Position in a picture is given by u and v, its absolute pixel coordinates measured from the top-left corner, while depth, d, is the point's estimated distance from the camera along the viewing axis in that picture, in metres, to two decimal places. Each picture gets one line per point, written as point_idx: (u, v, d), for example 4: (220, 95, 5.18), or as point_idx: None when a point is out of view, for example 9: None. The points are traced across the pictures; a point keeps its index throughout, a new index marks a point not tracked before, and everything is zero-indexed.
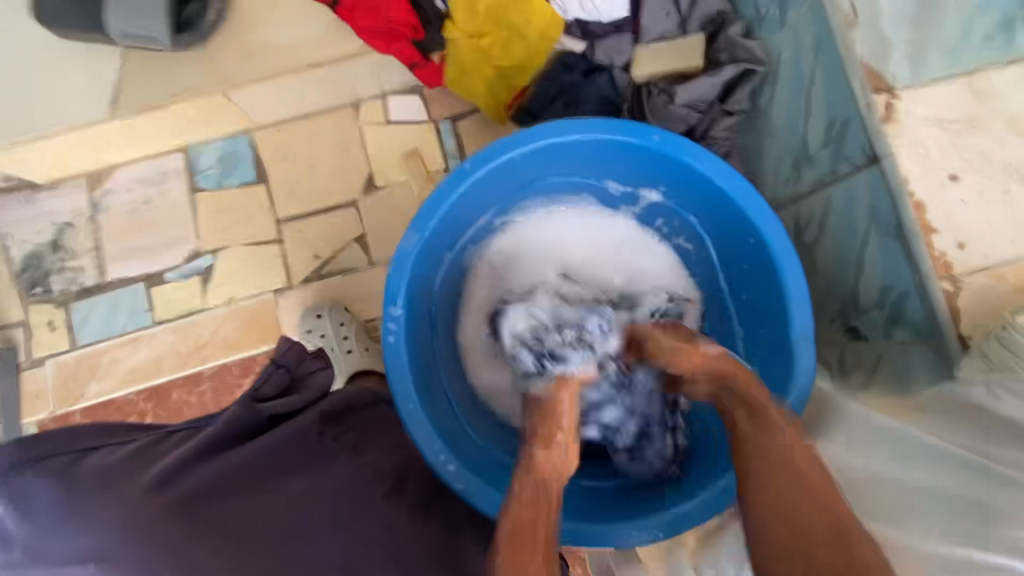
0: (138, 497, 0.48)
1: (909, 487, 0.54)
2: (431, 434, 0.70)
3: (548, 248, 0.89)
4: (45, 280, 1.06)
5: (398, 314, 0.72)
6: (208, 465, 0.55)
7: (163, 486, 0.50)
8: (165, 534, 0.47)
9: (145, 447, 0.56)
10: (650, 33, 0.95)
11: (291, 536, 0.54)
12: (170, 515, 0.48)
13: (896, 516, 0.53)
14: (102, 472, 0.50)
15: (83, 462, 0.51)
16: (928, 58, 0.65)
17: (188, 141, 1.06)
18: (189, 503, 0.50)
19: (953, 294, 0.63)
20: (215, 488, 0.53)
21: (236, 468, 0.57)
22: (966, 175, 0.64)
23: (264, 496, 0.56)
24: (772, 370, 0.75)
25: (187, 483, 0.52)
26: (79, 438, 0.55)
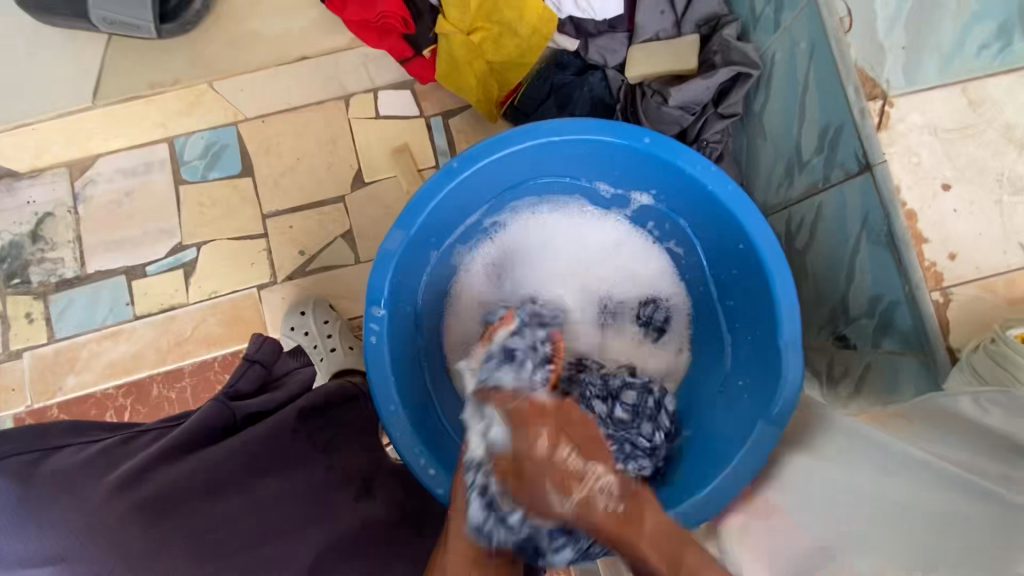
0: (104, 500, 0.46)
1: (897, 503, 0.52)
2: (412, 436, 0.69)
3: (533, 256, 0.88)
4: (23, 271, 1.04)
5: (380, 314, 0.71)
6: (179, 466, 0.54)
7: (131, 488, 0.49)
8: (129, 537, 0.46)
9: (114, 444, 0.54)
10: (644, 32, 0.94)
11: (265, 537, 0.53)
12: (138, 518, 0.47)
13: (884, 534, 0.51)
14: (67, 470, 0.48)
15: (49, 458, 0.49)
16: (923, 65, 0.64)
17: (173, 131, 1.04)
18: (157, 505, 0.49)
19: (943, 305, 0.62)
20: (183, 490, 0.51)
21: (208, 469, 0.55)
22: (959, 185, 0.63)
23: (238, 498, 0.55)
24: (759, 378, 0.74)
25: (156, 484, 0.50)
26: (50, 428, 0.52)
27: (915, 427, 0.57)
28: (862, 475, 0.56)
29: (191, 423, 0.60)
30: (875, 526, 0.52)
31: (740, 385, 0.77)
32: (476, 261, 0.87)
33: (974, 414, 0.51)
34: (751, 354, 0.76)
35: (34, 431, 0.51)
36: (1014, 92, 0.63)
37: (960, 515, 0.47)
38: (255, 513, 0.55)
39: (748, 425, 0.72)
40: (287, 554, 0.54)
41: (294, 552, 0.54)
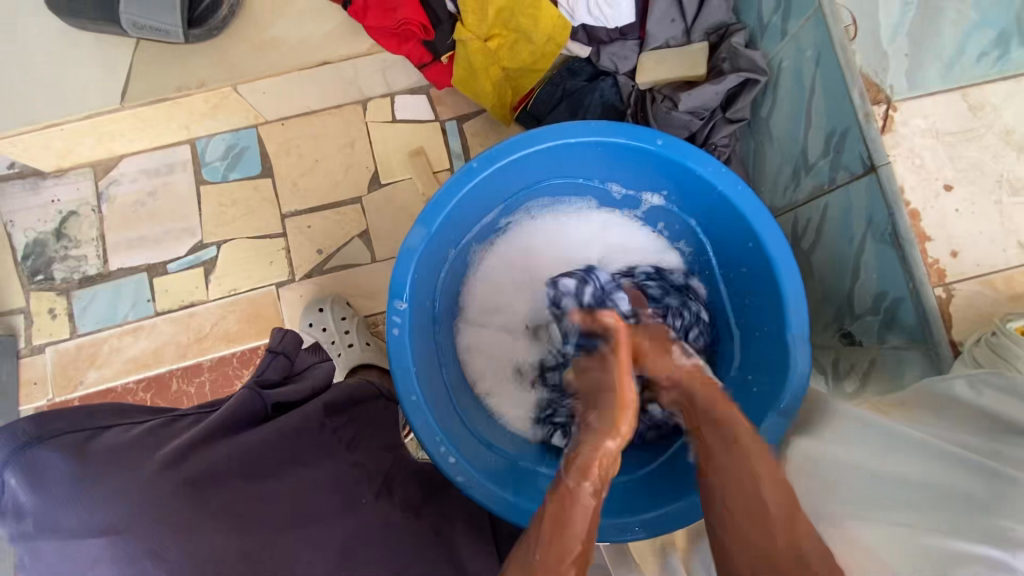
0: (152, 476, 0.49)
1: (888, 478, 0.55)
2: (432, 426, 0.71)
3: (534, 253, 0.89)
4: (47, 268, 1.07)
5: (402, 308, 0.73)
6: (218, 448, 0.56)
7: (177, 465, 0.51)
8: (176, 512, 0.48)
9: (160, 425, 0.57)
10: (655, 40, 0.97)
11: (295, 519, 0.55)
12: (182, 494, 0.49)
13: (880, 508, 0.54)
14: (116, 450, 0.50)
15: (98, 438, 0.51)
16: (926, 70, 0.67)
17: (196, 133, 1.08)
18: (198, 484, 0.51)
19: (946, 300, 0.65)
20: (223, 470, 0.54)
21: (245, 452, 0.57)
22: (960, 186, 0.66)
23: (271, 482, 0.57)
24: (767, 372, 0.76)
25: (199, 464, 0.52)
26: (97, 414, 0.55)
27: (911, 410, 0.60)
28: (862, 456, 0.59)
29: (228, 407, 0.62)
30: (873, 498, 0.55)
31: (749, 380, 0.79)
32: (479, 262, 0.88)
33: (969, 397, 0.54)
34: (760, 350, 0.79)
35: (84, 416, 0.53)
36: (1012, 97, 0.66)
37: (960, 492, 0.49)
38: (288, 496, 0.57)
39: (756, 417, 0.75)
40: (316, 536, 0.56)
41: (325, 534, 0.57)
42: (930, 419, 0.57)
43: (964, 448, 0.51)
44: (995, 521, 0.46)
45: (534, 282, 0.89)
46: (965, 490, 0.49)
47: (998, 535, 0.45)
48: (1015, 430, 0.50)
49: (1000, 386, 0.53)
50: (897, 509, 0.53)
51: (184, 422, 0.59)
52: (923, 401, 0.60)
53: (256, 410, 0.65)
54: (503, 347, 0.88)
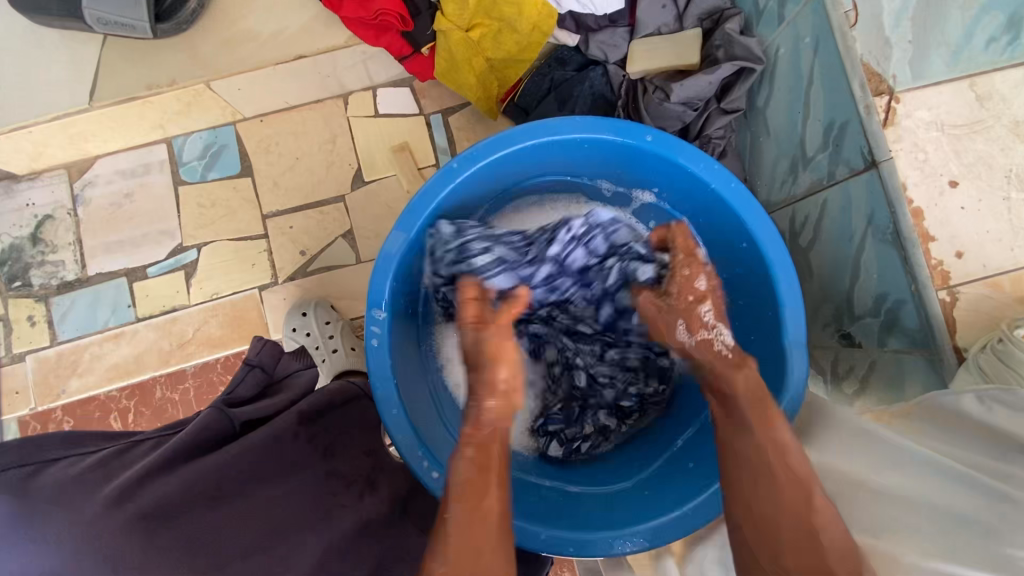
0: (99, 513, 0.45)
1: (902, 501, 0.54)
2: (414, 439, 0.69)
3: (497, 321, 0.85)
4: (24, 274, 1.04)
5: (381, 317, 0.70)
6: (173, 477, 0.52)
7: (122, 500, 0.47)
8: (128, 549, 0.45)
9: (112, 456, 0.53)
10: (645, 27, 0.92)
11: (257, 545, 0.54)
12: (130, 532, 0.46)
13: (886, 530, 0.53)
14: (58, 486, 0.46)
15: (41, 473, 0.47)
16: (930, 55, 0.63)
17: (171, 131, 1.04)
18: (151, 518, 0.48)
19: (950, 304, 0.61)
20: (180, 500, 0.51)
21: (202, 477, 0.54)
22: (966, 182, 0.62)
23: (231, 507, 0.54)
24: (764, 379, 0.73)
25: (152, 496, 0.49)
26: (45, 443, 0.50)
27: (921, 426, 0.59)
28: (873, 473, 0.58)
29: (187, 431, 0.59)
30: (881, 519, 0.54)
31: None
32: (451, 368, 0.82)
33: (977, 413, 0.52)
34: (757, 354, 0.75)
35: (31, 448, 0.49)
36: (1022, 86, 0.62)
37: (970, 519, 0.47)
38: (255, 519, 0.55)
39: None
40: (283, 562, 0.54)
41: (287, 560, 0.55)
42: (938, 437, 0.56)
43: (972, 467, 0.50)
44: (999, 546, 0.44)
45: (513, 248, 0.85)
46: (973, 515, 0.47)
47: (1001, 562, 0.43)
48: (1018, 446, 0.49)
49: (1005, 401, 0.51)
50: (906, 534, 0.51)
51: (140, 449, 0.56)
52: (928, 415, 0.58)
53: (221, 432, 0.62)
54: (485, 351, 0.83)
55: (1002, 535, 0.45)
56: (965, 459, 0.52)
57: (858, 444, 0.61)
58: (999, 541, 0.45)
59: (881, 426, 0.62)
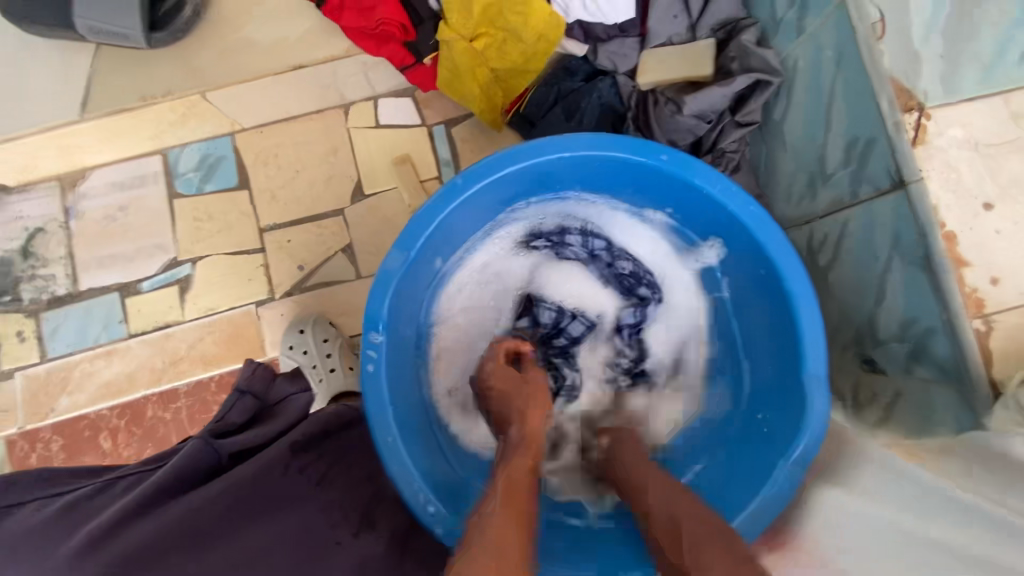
0: (71, 560, 0.45)
1: (923, 540, 0.50)
2: (411, 471, 0.65)
3: (563, 269, 0.84)
4: (14, 288, 1.01)
5: (378, 341, 0.67)
6: (152, 520, 0.51)
7: (100, 543, 0.47)
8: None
9: (88, 496, 0.52)
10: (657, 38, 0.89)
11: None
12: None
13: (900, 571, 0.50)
14: (31, 534, 0.46)
15: (12, 516, 0.48)
16: (962, 73, 0.59)
17: (166, 142, 1.00)
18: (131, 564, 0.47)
19: (985, 334, 0.58)
20: (160, 542, 0.49)
21: (185, 517, 0.52)
22: (1002, 205, 0.58)
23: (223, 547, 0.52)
24: (780, 410, 0.69)
25: (129, 541, 0.48)
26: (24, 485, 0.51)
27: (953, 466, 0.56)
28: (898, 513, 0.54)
29: (171, 467, 0.57)
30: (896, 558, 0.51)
31: (761, 418, 0.72)
32: (467, 287, 0.81)
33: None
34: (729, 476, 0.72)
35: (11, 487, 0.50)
36: None
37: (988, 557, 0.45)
38: (242, 561, 0.52)
39: (767, 460, 0.68)
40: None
41: None
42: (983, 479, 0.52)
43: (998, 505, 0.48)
44: None
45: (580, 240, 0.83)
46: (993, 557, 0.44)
47: None
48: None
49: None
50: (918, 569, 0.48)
51: (120, 487, 0.54)
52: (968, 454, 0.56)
53: (206, 463, 0.60)
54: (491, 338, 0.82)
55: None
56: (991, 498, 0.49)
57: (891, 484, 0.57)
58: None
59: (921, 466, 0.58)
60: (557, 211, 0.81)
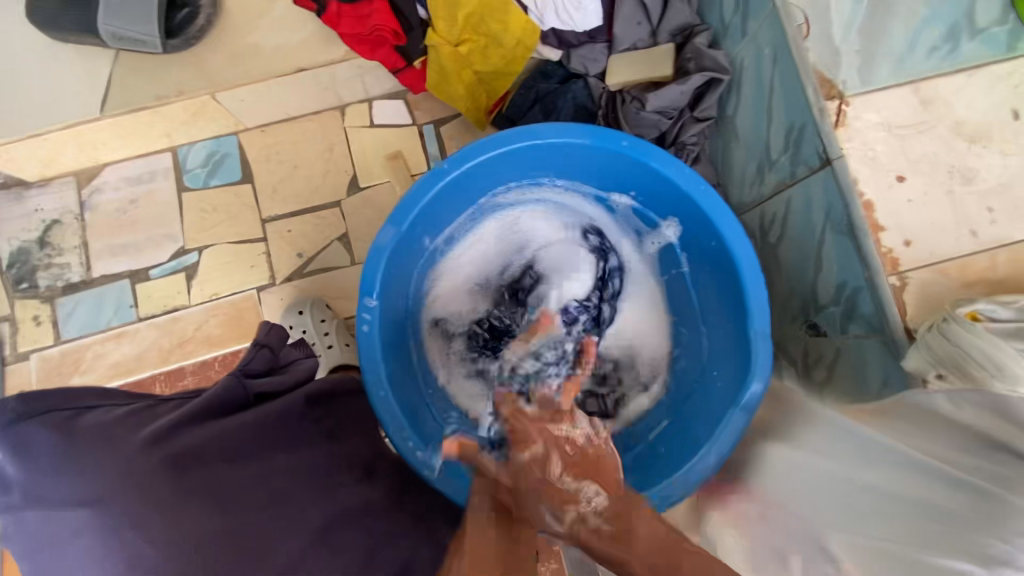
0: (135, 454, 0.53)
1: (876, 491, 0.57)
2: (401, 421, 0.73)
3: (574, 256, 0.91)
4: (31, 276, 1.08)
5: (372, 305, 0.75)
6: (200, 431, 0.59)
7: (156, 444, 0.55)
8: (157, 487, 0.52)
9: (144, 407, 0.59)
10: (622, 43, 0.99)
11: (277, 503, 0.58)
12: (160, 472, 0.53)
13: (858, 521, 0.56)
14: (100, 429, 0.54)
15: (83, 417, 0.55)
16: (875, 67, 0.69)
17: (177, 140, 1.10)
18: (181, 462, 0.55)
19: (900, 288, 0.66)
20: (206, 451, 0.57)
21: (226, 435, 0.60)
22: (912, 177, 0.68)
23: (256, 464, 0.60)
24: (731, 367, 0.78)
25: (182, 445, 0.56)
26: (83, 395, 0.58)
27: (899, 425, 0.62)
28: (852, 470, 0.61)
29: (212, 394, 0.64)
30: (854, 511, 0.58)
31: (716, 376, 0.80)
32: (480, 247, 0.92)
33: (951, 410, 0.56)
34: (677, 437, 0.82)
35: (71, 394, 0.56)
36: (961, 90, 0.68)
37: (941, 507, 0.51)
38: (271, 479, 0.60)
39: (721, 411, 0.76)
40: (294, 517, 0.58)
41: (302, 518, 0.59)
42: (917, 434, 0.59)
43: (946, 460, 0.53)
44: (975, 536, 0.46)
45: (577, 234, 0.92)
46: (944, 506, 0.50)
47: (980, 553, 0.45)
48: (993, 442, 0.51)
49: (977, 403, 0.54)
50: (873, 520, 0.55)
51: (166, 406, 0.61)
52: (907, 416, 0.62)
53: (237, 397, 0.67)
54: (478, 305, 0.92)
55: (967, 524, 0.48)
56: (933, 452, 0.55)
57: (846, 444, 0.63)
58: (969, 530, 0.47)
59: (866, 426, 0.65)
60: (557, 200, 0.91)
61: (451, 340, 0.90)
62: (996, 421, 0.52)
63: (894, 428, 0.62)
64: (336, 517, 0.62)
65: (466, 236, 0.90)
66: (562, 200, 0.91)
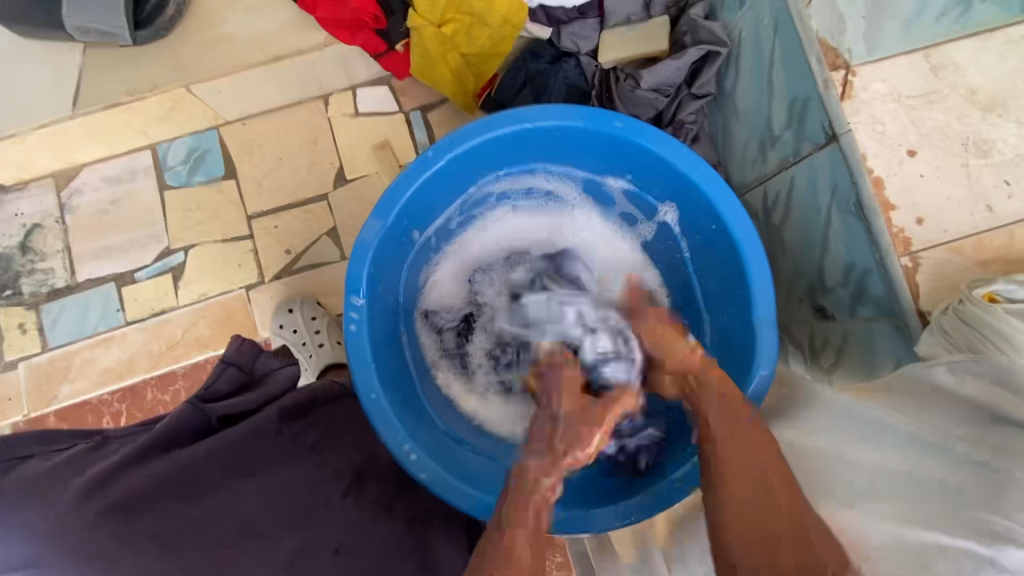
0: (69, 508, 0.51)
1: (874, 471, 0.54)
2: (394, 423, 0.70)
3: (589, 239, 0.89)
4: (14, 282, 1.05)
5: (359, 304, 0.72)
6: (148, 469, 0.57)
7: (97, 490, 0.53)
8: (99, 539, 0.51)
9: (87, 450, 0.59)
10: (615, 15, 0.95)
11: (243, 534, 0.58)
12: (101, 521, 0.51)
13: (857, 499, 0.54)
14: (32, 479, 0.52)
15: (17, 470, 0.54)
16: (883, 34, 0.65)
17: (155, 135, 1.05)
18: (123, 508, 0.53)
19: (913, 270, 0.63)
20: (152, 491, 0.55)
21: (179, 470, 0.59)
22: (924, 151, 0.64)
23: (214, 498, 0.59)
24: (734, 354, 0.75)
25: (125, 487, 0.54)
26: (20, 445, 0.57)
27: (893, 398, 0.60)
28: (850, 449, 0.58)
29: (164, 426, 0.64)
30: (854, 488, 0.55)
31: (719, 363, 0.78)
32: (473, 235, 0.89)
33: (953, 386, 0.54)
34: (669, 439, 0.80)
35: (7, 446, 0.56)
36: (975, 56, 0.64)
37: (949, 484, 0.48)
38: (233, 511, 0.59)
39: None
40: (260, 552, 0.58)
41: (271, 547, 0.59)
42: (917, 410, 0.56)
43: (948, 436, 0.51)
44: (980, 512, 0.45)
45: (542, 230, 0.90)
46: (951, 482, 0.48)
47: (987, 531, 0.43)
48: (997, 416, 0.50)
49: (981, 373, 0.52)
50: (872, 499, 0.53)
51: (116, 443, 0.62)
52: (905, 389, 0.60)
53: (195, 425, 0.68)
54: (460, 291, 0.89)
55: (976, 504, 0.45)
56: (938, 429, 0.53)
57: (844, 422, 0.60)
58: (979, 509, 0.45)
59: (861, 401, 0.62)
60: (547, 186, 0.87)
61: (441, 334, 0.88)
62: (997, 392, 0.50)
63: (891, 403, 0.59)
64: (308, 539, 0.61)
65: (458, 225, 0.87)
66: (553, 188, 0.87)
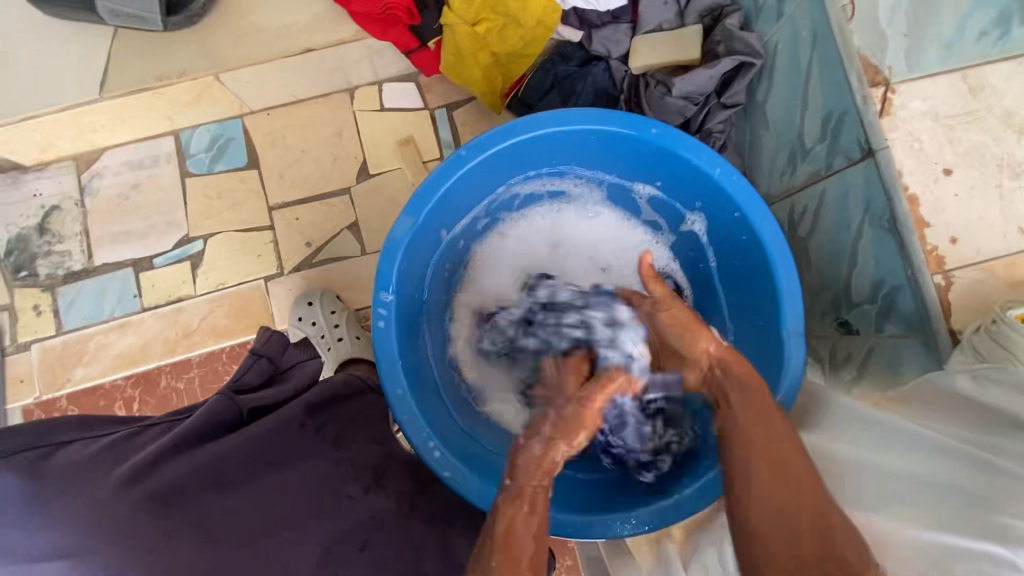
0: (111, 496, 0.50)
1: (902, 479, 0.54)
2: (418, 418, 0.70)
3: (607, 241, 0.90)
4: (31, 263, 1.04)
5: (388, 300, 0.72)
6: (185, 461, 0.57)
7: (135, 481, 0.53)
8: (140, 530, 0.50)
9: (124, 437, 0.59)
10: (648, 23, 0.95)
11: (276, 527, 0.58)
12: (143, 512, 0.51)
13: (884, 507, 0.53)
14: (75, 464, 0.52)
15: (58, 453, 0.53)
16: (923, 51, 0.65)
17: (180, 122, 1.06)
18: (162, 498, 0.53)
19: (945, 288, 0.63)
20: (191, 483, 0.56)
21: (214, 462, 0.59)
22: (960, 170, 0.64)
23: (247, 489, 0.59)
24: (761, 364, 0.75)
25: (162, 478, 0.54)
26: (59, 428, 0.56)
27: (917, 409, 0.59)
28: (879, 456, 0.57)
29: (199, 416, 0.64)
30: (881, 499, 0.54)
31: None
32: (500, 236, 0.89)
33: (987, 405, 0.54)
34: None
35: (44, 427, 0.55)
36: (1015, 78, 0.63)
37: (969, 492, 0.48)
38: (267, 502, 0.59)
39: None
40: (291, 545, 0.58)
41: (302, 540, 0.59)
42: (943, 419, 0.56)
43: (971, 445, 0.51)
44: (999, 517, 0.44)
45: (556, 237, 0.90)
46: (969, 489, 0.48)
47: (1000, 532, 0.43)
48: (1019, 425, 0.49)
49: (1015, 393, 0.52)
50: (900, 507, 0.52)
51: (149, 434, 0.61)
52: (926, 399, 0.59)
53: (226, 416, 0.67)
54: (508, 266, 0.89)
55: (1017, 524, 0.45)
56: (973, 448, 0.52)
57: (867, 430, 0.60)
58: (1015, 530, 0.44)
59: (884, 412, 0.61)
60: (574, 191, 0.87)
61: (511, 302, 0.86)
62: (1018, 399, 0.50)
63: (913, 415, 0.59)
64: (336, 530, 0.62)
65: (486, 225, 0.87)
66: (580, 192, 0.87)
